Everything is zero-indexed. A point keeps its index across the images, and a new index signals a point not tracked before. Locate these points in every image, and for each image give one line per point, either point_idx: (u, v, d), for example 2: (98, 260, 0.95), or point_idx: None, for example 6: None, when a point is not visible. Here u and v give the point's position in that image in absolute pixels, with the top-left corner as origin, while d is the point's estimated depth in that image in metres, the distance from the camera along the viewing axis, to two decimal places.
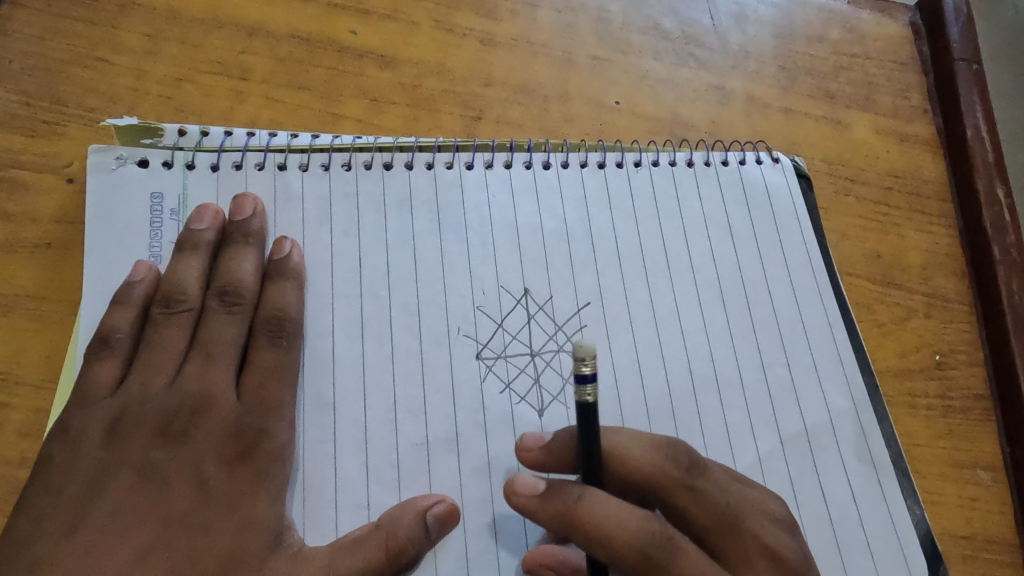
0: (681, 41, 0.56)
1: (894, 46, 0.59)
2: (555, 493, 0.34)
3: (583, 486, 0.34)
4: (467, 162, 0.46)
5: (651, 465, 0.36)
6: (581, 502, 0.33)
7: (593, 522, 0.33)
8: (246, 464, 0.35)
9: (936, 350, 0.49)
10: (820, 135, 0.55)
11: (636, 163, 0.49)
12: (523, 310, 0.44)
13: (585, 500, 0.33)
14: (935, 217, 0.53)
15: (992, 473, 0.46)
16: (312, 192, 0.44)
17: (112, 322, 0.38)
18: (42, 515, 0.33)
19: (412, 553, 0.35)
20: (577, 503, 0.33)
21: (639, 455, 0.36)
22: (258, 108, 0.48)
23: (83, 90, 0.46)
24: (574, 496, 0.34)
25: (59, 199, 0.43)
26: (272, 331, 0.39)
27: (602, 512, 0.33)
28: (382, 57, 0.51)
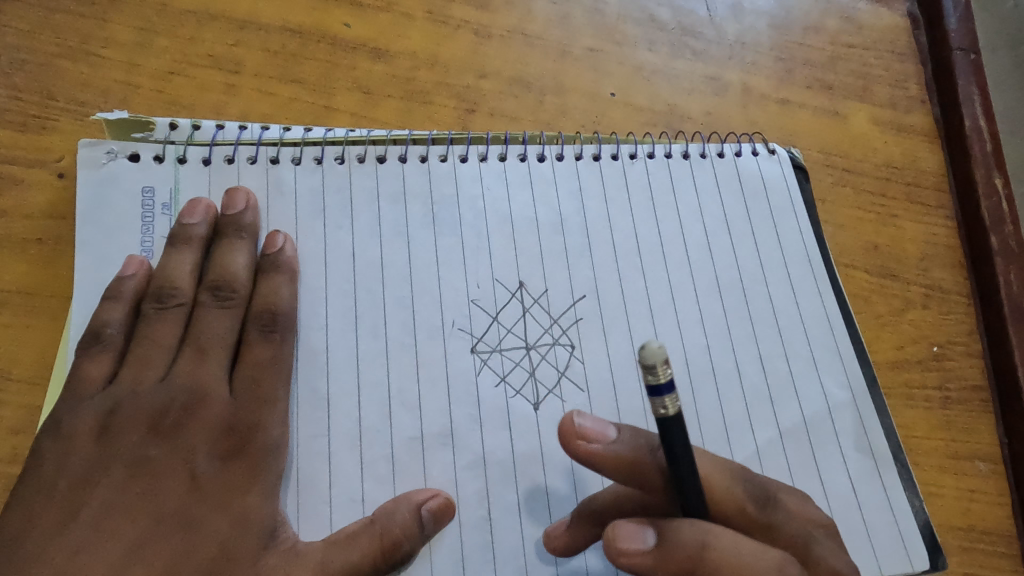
0: (677, 31, 0.56)
1: (892, 35, 0.58)
2: (671, 541, 0.30)
3: (707, 529, 0.30)
4: (462, 154, 0.46)
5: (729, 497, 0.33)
6: (709, 549, 0.29)
7: (726, 574, 0.29)
8: (239, 460, 0.35)
9: (934, 341, 0.49)
10: (817, 126, 0.54)
11: (632, 155, 0.48)
12: (518, 303, 0.43)
13: (713, 546, 0.29)
14: (933, 207, 0.53)
15: (990, 464, 0.46)
16: (304, 185, 0.43)
17: (104, 317, 0.38)
18: (33, 510, 0.33)
19: (407, 548, 0.35)
20: (705, 551, 0.29)
21: (720, 487, 0.33)
22: (250, 102, 0.47)
23: (74, 84, 0.45)
24: (700, 542, 0.30)
25: (51, 195, 0.43)
26: (266, 326, 0.39)
27: (746, 560, 0.30)
28: (375, 49, 0.51)
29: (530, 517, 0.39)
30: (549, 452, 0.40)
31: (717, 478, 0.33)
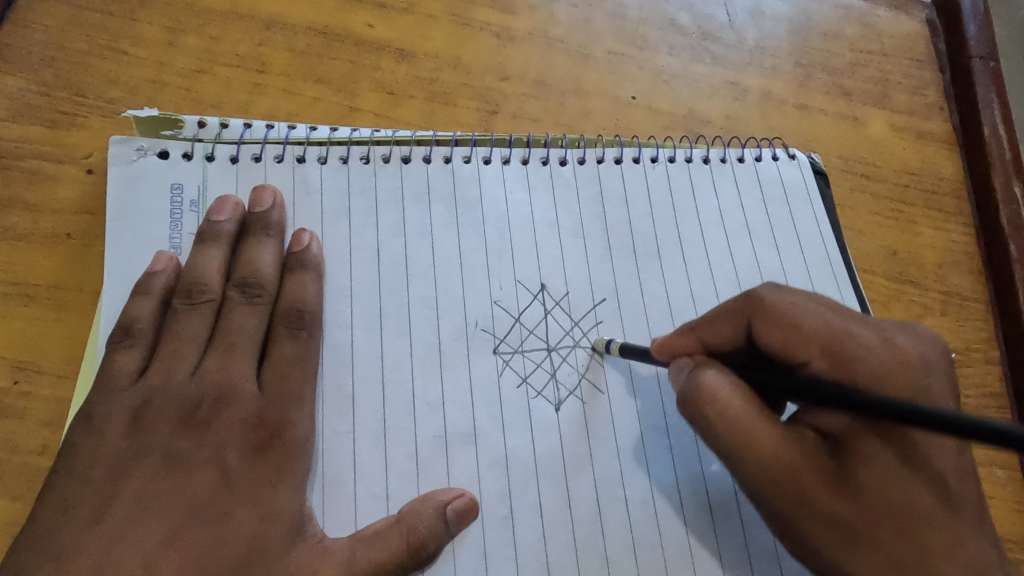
0: (697, 36, 0.56)
1: (910, 42, 0.59)
2: (750, 304, 0.38)
3: (753, 299, 0.38)
4: (485, 156, 0.47)
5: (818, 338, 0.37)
6: (762, 300, 0.38)
7: (773, 313, 0.38)
8: (269, 455, 0.36)
9: (952, 347, 0.49)
10: (836, 131, 0.55)
11: (653, 159, 0.49)
12: (540, 305, 0.44)
13: (756, 299, 0.38)
14: (952, 214, 0.53)
15: (1009, 470, 0.46)
16: (330, 185, 0.44)
17: (134, 312, 0.38)
18: (66, 502, 0.33)
19: (432, 546, 0.36)
20: (754, 302, 0.38)
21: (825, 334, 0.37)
22: (276, 101, 0.48)
23: (103, 81, 0.46)
24: (751, 296, 0.39)
25: (79, 190, 0.43)
26: (293, 322, 0.39)
27: (788, 304, 0.38)
28: (399, 50, 0.51)
29: (552, 516, 0.39)
30: (572, 453, 0.40)
31: (813, 330, 0.37)
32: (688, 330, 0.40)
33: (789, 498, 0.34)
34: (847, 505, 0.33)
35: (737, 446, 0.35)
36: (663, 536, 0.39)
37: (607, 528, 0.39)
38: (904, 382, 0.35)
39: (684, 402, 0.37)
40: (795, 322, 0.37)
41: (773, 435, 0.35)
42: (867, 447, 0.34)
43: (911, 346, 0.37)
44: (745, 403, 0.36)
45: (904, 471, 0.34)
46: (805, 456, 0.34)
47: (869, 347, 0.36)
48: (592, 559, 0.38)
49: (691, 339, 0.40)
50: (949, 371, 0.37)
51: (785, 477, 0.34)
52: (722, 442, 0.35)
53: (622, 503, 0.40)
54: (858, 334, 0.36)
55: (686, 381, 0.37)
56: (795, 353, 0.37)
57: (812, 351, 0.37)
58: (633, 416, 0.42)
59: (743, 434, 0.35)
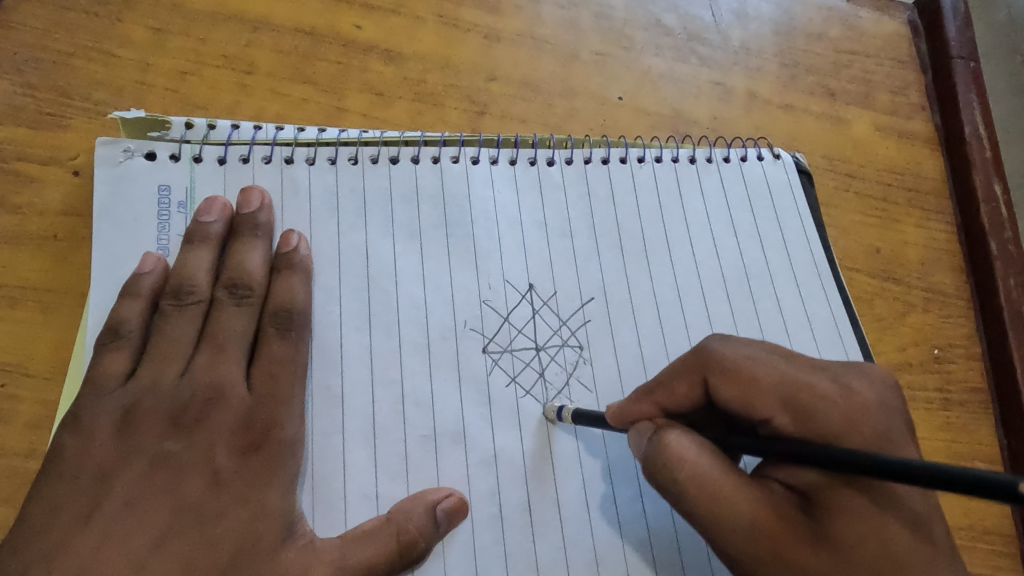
0: (683, 37, 0.57)
1: (893, 43, 0.59)
2: (702, 355, 0.38)
3: (709, 349, 0.38)
4: (473, 156, 0.47)
5: (768, 386, 0.37)
6: (715, 352, 0.38)
7: (728, 365, 0.37)
8: (258, 456, 0.36)
9: (934, 344, 0.50)
10: (820, 131, 0.55)
11: (640, 159, 0.49)
12: (528, 305, 0.44)
13: (714, 348, 0.38)
14: (933, 213, 0.54)
15: (990, 464, 0.47)
16: (318, 186, 0.44)
17: (122, 314, 0.38)
18: (54, 504, 0.33)
19: (422, 546, 0.36)
20: (711, 354, 0.38)
21: (765, 375, 0.37)
22: (263, 102, 0.48)
23: (89, 83, 0.46)
24: (706, 348, 0.38)
25: (66, 192, 0.43)
26: (282, 323, 0.39)
27: (731, 357, 0.38)
28: (386, 52, 0.51)
29: (541, 514, 0.39)
30: (561, 450, 0.41)
31: (761, 372, 0.37)
32: (642, 395, 0.39)
33: (769, 565, 0.33)
34: (829, 562, 0.32)
35: (709, 507, 0.34)
36: (652, 532, 0.40)
37: (596, 525, 0.39)
38: (865, 430, 0.35)
39: (650, 471, 0.36)
40: (753, 378, 0.37)
41: (739, 493, 0.34)
42: (838, 500, 0.34)
43: (866, 389, 0.37)
44: (712, 466, 0.35)
45: (874, 514, 0.33)
46: (778, 522, 0.33)
47: (826, 397, 0.36)
48: (581, 556, 0.39)
49: (647, 404, 0.39)
50: (903, 408, 0.38)
51: (763, 538, 0.33)
52: (696, 505, 0.34)
53: (612, 500, 0.40)
54: (815, 384, 0.36)
55: (650, 448, 0.36)
56: (757, 409, 0.37)
57: (774, 406, 0.36)
58: (609, 437, 0.41)
59: (714, 496, 0.34)
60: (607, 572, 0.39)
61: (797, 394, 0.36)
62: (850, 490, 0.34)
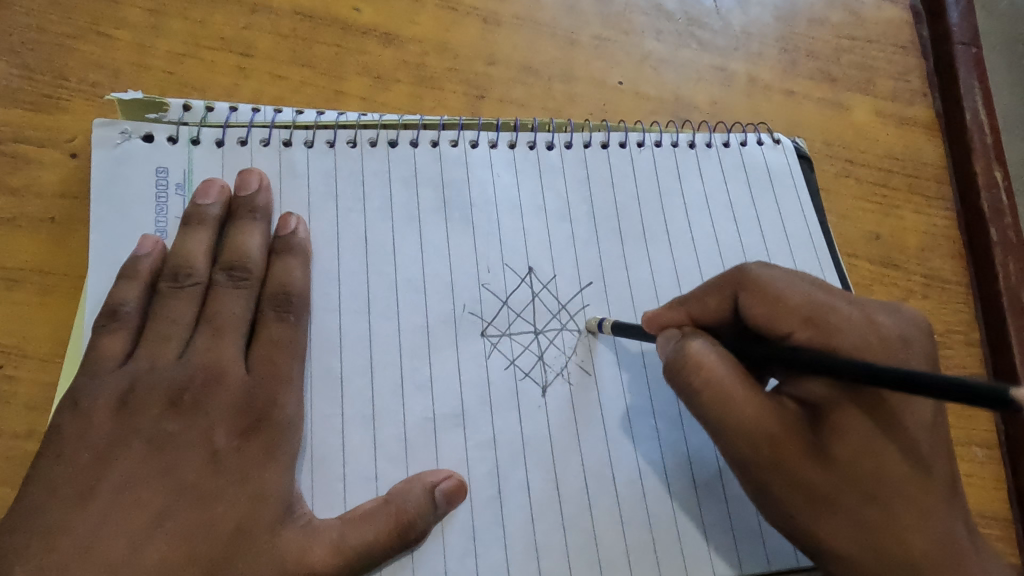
0: (684, 21, 0.56)
1: (894, 29, 0.59)
2: (739, 275, 0.39)
3: (743, 271, 0.39)
4: (472, 140, 0.47)
5: (800, 303, 0.37)
6: (749, 271, 0.39)
7: (761, 284, 0.38)
8: (257, 437, 0.36)
9: (933, 330, 0.50)
10: (821, 116, 0.55)
11: (639, 144, 0.49)
12: (527, 289, 0.44)
13: (751, 271, 0.39)
14: (934, 199, 0.54)
15: (987, 450, 0.47)
16: (317, 169, 0.44)
17: (120, 295, 0.38)
18: (53, 483, 0.33)
19: (421, 527, 0.36)
20: (745, 273, 0.39)
21: (798, 298, 0.37)
22: (261, 85, 0.48)
23: (85, 65, 0.46)
24: (742, 270, 0.39)
25: (63, 174, 0.43)
26: (281, 305, 0.39)
27: (773, 278, 0.38)
28: (385, 35, 0.51)
29: (539, 496, 0.39)
30: (559, 433, 0.41)
31: (794, 294, 0.37)
32: (679, 305, 0.41)
33: (768, 463, 0.35)
34: (823, 475, 0.34)
35: (721, 409, 0.36)
36: (650, 514, 0.40)
37: (595, 508, 0.40)
38: (884, 353, 0.36)
39: (669, 367, 0.37)
40: (783, 299, 0.37)
41: (749, 397, 0.35)
42: (843, 418, 0.35)
43: (891, 326, 0.37)
44: (730, 374, 0.36)
45: (880, 436, 0.34)
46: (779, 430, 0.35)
47: (848, 320, 0.37)
48: (580, 538, 0.39)
49: (681, 313, 0.40)
50: (932, 347, 0.38)
51: (766, 443, 0.35)
52: (706, 408, 0.36)
53: (610, 483, 0.40)
54: (839, 307, 0.37)
55: (674, 352, 0.37)
56: (780, 326, 0.37)
57: (796, 322, 0.37)
58: (606, 412, 0.42)
59: (726, 398, 0.35)
60: (605, 553, 0.39)
61: (824, 314, 0.37)
62: (856, 411, 0.35)
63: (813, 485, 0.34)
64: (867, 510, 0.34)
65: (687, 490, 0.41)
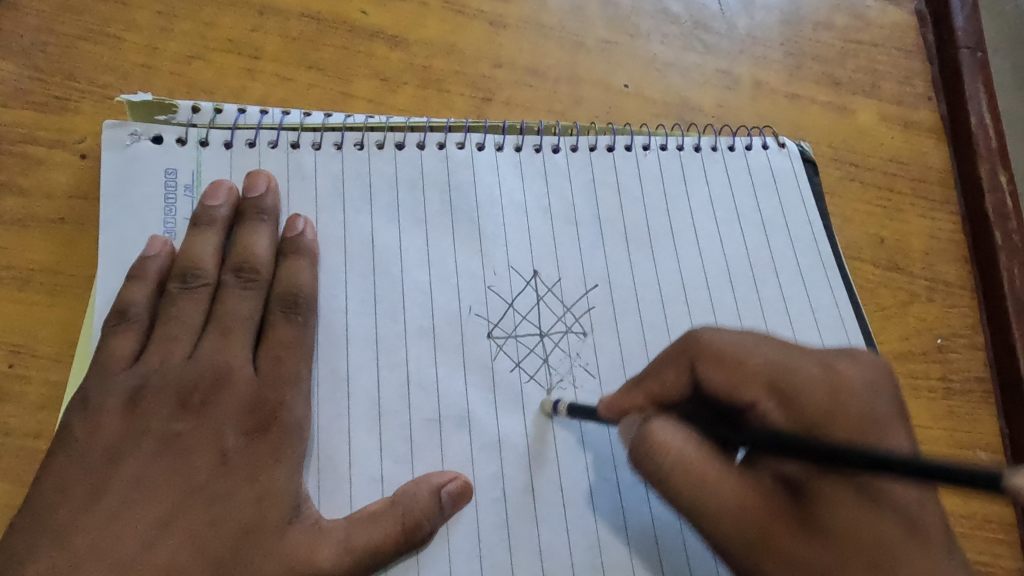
0: (689, 25, 0.56)
1: (899, 33, 0.59)
2: (687, 347, 0.39)
3: (696, 338, 0.39)
4: (479, 142, 0.47)
5: (754, 375, 0.38)
6: (703, 336, 0.39)
7: (714, 347, 0.38)
8: (265, 437, 0.36)
9: (937, 333, 0.50)
10: (826, 120, 0.55)
11: (645, 147, 0.49)
12: (532, 291, 0.44)
13: (706, 336, 0.39)
14: (938, 203, 0.54)
15: (991, 453, 0.47)
16: (324, 170, 0.44)
17: (129, 296, 0.38)
18: (64, 482, 0.33)
19: (427, 528, 0.36)
20: (699, 340, 0.39)
21: (753, 360, 0.38)
22: (269, 87, 0.48)
23: (96, 66, 0.46)
24: (695, 338, 0.39)
25: (73, 174, 0.43)
26: (288, 307, 0.39)
27: (728, 340, 0.39)
28: (392, 37, 0.51)
29: (545, 497, 0.39)
30: (565, 435, 0.41)
31: (750, 355, 0.38)
32: (637, 386, 0.40)
33: (759, 551, 0.34)
34: (824, 554, 0.33)
35: (699, 496, 0.34)
36: (656, 515, 0.40)
37: (600, 510, 0.40)
38: (849, 414, 0.37)
39: (636, 457, 0.36)
40: (741, 363, 0.38)
41: (732, 481, 0.34)
42: (822, 489, 0.35)
43: (853, 372, 0.38)
44: (700, 457, 0.35)
45: (868, 509, 0.34)
46: (760, 502, 0.34)
47: (811, 379, 0.37)
48: (585, 539, 0.39)
49: (640, 395, 0.39)
50: (896, 393, 0.39)
51: (751, 527, 0.34)
52: (686, 499, 0.35)
53: (616, 484, 0.40)
54: (802, 369, 0.38)
55: (638, 437, 0.36)
56: (741, 395, 0.37)
57: (759, 393, 0.37)
58: None
59: (699, 479, 0.34)
60: (610, 553, 0.39)
61: (789, 404, 0.37)
62: (838, 485, 0.35)
63: (800, 561, 0.33)
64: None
65: None
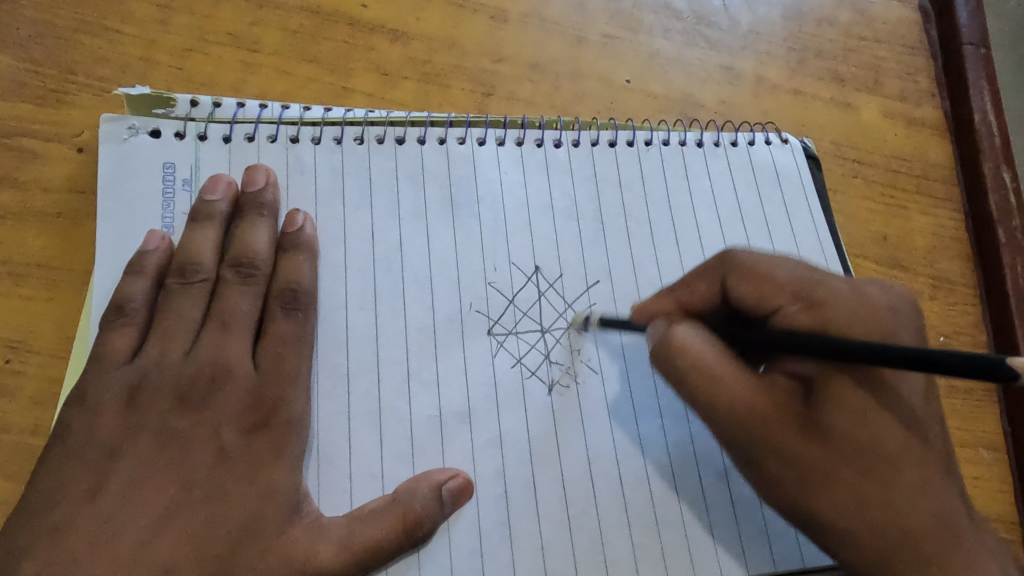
0: (692, 20, 0.56)
1: (903, 29, 0.59)
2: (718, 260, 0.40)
3: (731, 253, 0.40)
4: (479, 137, 0.46)
5: (788, 282, 0.38)
6: (739, 253, 0.40)
7: (749, 265, 0.39)
8: (265, 433, 0.36)
9: (940, 331, 0.50)
10: (829, 116, 0.55)
11: (647, 143, 0.49)
12: (533, 287, 0.44)
13: (741, 255, 0.40)
14: (942, 200, 0.54)
15: (994, 452, 0.47)
16: (324, 165, 0.43)
17: (127, 291, 0.38)
18: (62, 478, 0.33)
19: (428, 525, 0.36)
20: (732, 257, 0.40)
21: (783, 274, 0.39)
22: (269, 81, 0.47)
23: (93, 59, 0.45)
24: (729, 254, 0.40)
25: (69, 168, 0.43)
26: (288, 303, 0.39)
27: (763, 258, 0.39)
28: (392, 31, 0.51)
29: (546, 495, 0.39)
30: (566, 433, 0.41)
31: (781, 270, 0.39)
32: (666, 293, 0.41)
33: (760, 443, 0.36)
34: (823, 449, 0.35)
35: (712, 390, 0.36)
36: (657, 514, 0.40)
37: (602, 509, 0.39)
38: (873, 327, 0.37)
39: (655, 354, 0.38)
40: (771, 276, 0.39)
41: (740, 377, 0.36)
42: (836, 389, 0.35)
43: (880, 295, 0.38)
44: (718, 358, 0.37)
45: (872, 412, 0.35)
46: (767, 396, 0.36)
47: (838, 294, 0.38)
48: (587, 537, 0.39)
49: (669, 301, 0.41)
50: (916, 319, 0.38)
51: (758, 424, 0.36)
52: (698, 391, 0.37)
53: (617, 482, 0.40)
54: (831, 282, 0.38)
55: (660, 339, 0.38)
56: (768, 304, 0.39)
57: (786, 300, 0.38)
58: (612, 407, 0.42)
59: (714, 378, 0.36)
60: (611, 551, 0.39)
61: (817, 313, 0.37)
62: (852, 382, 0.35)
63: (804, 464, 0.35)
64: (862, 486, 0.34)
65: (692, 492, 0.41)
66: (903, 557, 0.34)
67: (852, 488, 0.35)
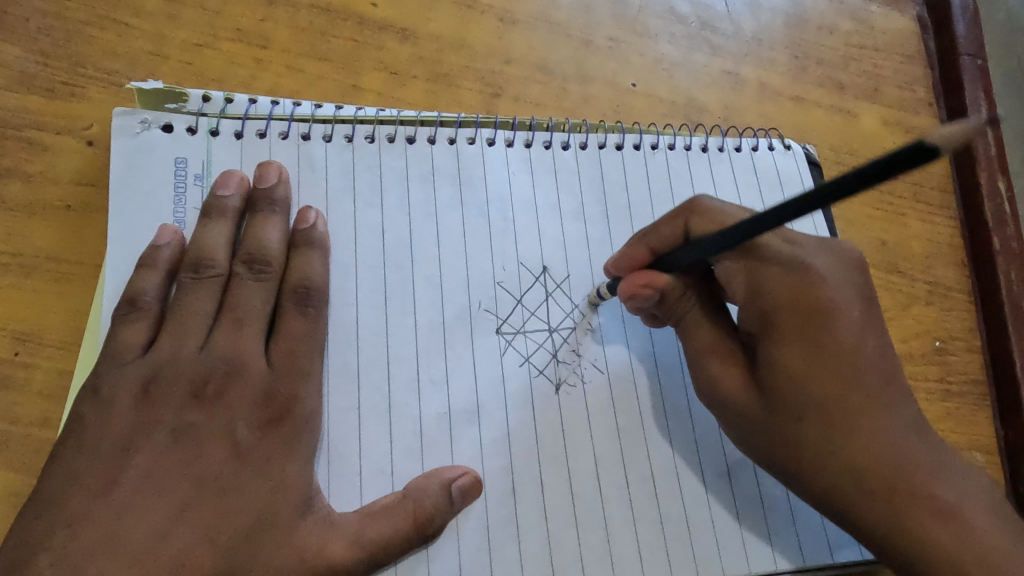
0: (696, 25, 0.57)
1: (902, 39, 0.60)
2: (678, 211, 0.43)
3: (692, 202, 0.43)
4: (489, 137, 0.47)
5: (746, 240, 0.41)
6: (698, 202, 0.42)
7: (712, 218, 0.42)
8: (279, 428, 0.36)
9: (935, 336, 0.51)
10: (830, 123, 0.56)
11: (653, 147, 0.49)
12: (541, 287, 0.44)
13: (701, 203, 0.42)
14: (938, 207, 0.55)
15: (986, 454, 0.48)
16: (335, 163, 0.44)
17: (139, 286, 0.38)
18: (76, 470, 0.33)
19: (438, 521, 0.36)
20: (695, 207, 0.42)
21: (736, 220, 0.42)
22: (279, 78, 0.48)
23: (102, 53, 0.45)
24: (689, 206, 0.43)
25: (79, 162, 0.43)
26: (300, 299, 0.39)
27: (724, 210, 0.42)
28: (402, 31, 0.51)
29: (553, 492, 0.40)
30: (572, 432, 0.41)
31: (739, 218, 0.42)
32: (639, 241, 0.43)
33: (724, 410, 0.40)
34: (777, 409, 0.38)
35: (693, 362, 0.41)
36: (662, 513, 0.40)
37: (608, 506, 0.40)
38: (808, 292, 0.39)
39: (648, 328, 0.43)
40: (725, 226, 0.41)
41: (708, 331, 0.41)
42: (779, 351, 0.39)
43: (825, 259, 0.41)
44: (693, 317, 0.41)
45: (818, 368, 0.38)
46: (723, 354, 0.40)
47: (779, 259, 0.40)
48: (593, 533, 0.39)
49: (642, 248, 0.43)
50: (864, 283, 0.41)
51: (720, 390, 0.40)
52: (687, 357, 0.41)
53: (623, 481, 0.41)
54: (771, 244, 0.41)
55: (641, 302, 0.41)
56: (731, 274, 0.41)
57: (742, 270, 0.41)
58: (618, 407, 0.42)
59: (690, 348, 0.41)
60: (618, 549, 0.39)
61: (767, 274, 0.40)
62: (799, 339, 0.38)
63: (755, 421, 0.39)
64: (815, 437, 0.37)
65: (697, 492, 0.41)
66: (869, 505, 0.36)
67: (810, 439, 0.37)
